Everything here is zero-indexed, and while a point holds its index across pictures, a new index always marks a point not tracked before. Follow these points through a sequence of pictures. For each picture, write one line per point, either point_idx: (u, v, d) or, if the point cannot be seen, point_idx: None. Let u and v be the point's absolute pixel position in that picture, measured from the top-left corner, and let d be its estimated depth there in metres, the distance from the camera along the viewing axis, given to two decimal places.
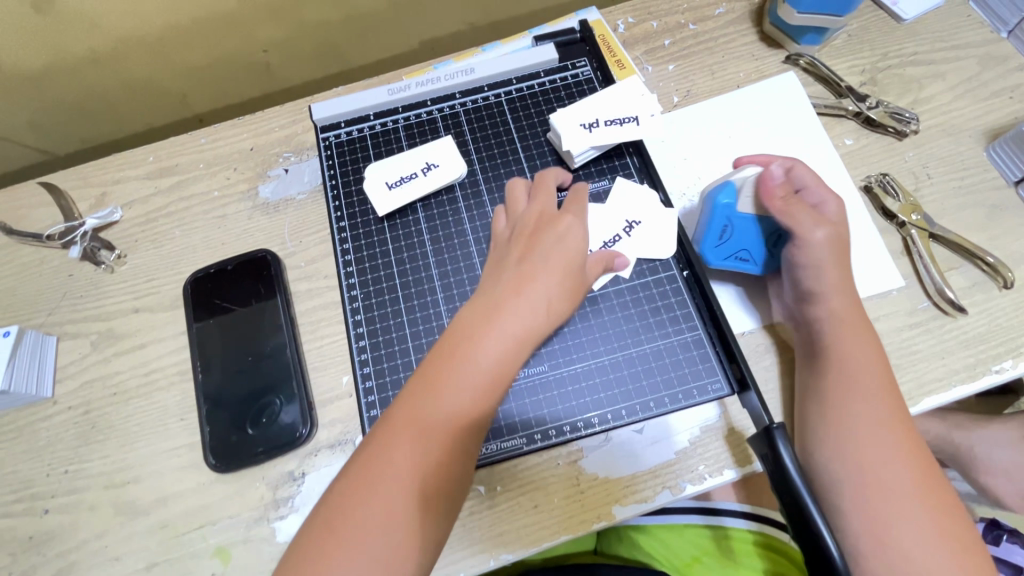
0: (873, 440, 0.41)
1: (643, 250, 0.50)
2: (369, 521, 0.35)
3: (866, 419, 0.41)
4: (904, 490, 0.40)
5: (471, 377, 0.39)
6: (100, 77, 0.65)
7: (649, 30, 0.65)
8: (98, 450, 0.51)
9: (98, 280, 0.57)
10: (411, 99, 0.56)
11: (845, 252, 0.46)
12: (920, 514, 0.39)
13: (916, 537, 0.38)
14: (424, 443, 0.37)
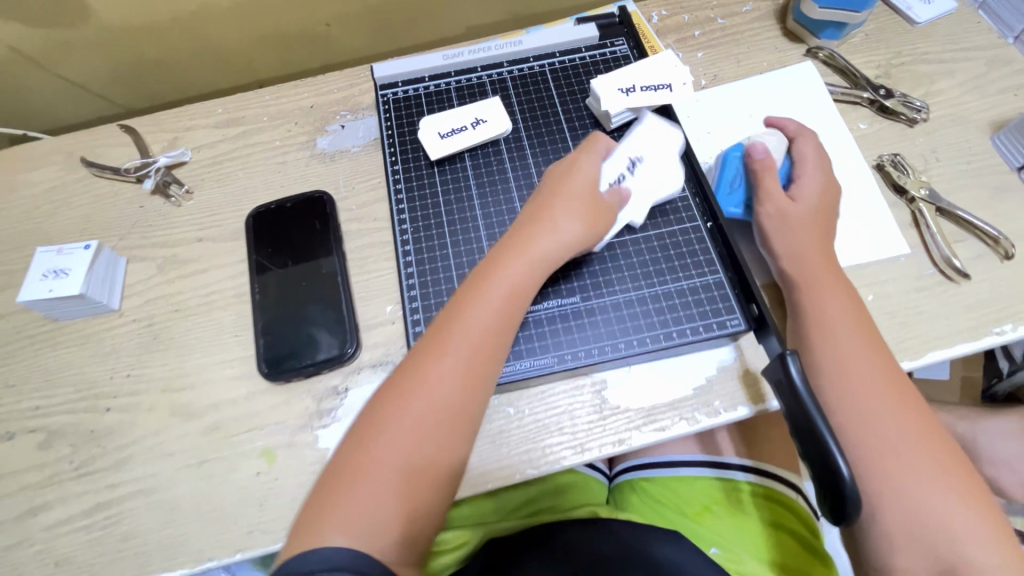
0: (860, 376, 0.44)
1: (646, 188, 0.53)
2: (370, 484, 0.39)
3: (852, 361, 0.45)
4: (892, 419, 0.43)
5: (465, 356, 0.43)
6: (180, 38, 0.72)
7: (681, 22, 0.71)
8: (158, 358, 0.55)
9: (166, 211, 0.63)
10: (463, 64, 0.62)
11: (801, 222, 0.50)
12: (908, 437, 0.42)
13: (908, 458, 0.42)
14: (423, 418, 0.41)
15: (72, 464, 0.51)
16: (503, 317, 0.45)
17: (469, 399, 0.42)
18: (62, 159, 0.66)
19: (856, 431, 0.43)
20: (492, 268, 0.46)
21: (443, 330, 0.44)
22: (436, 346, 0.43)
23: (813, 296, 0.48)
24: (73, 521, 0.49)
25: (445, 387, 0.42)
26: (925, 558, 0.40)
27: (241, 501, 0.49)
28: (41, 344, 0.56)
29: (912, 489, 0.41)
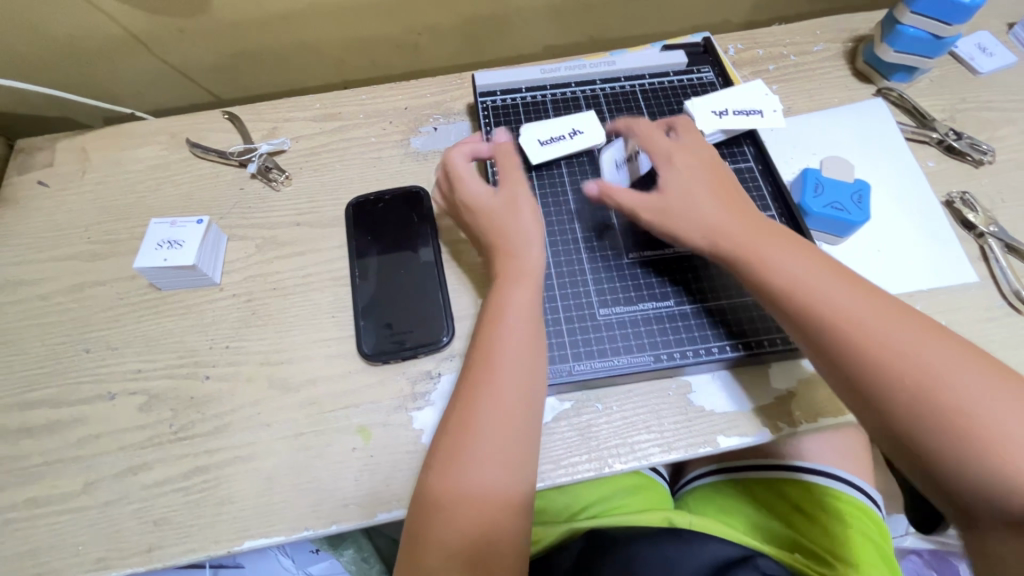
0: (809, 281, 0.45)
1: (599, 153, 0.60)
2: (447, 524, 0.42)
3: (811, 283, 0.45)
4: (877, 324, 0.42)
5: (494, 390, 0.45)
6: (283, 34, 0.76)
7: (755, 56, 0.75)
8: (257, 332, 0.57)
9: (265, 194, 0.65)
10: (559, 79, 0.66)
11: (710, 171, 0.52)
12: (896, 333, 0.42)
13: (910, 356, 0.41)
14: (477, 455, 0.43)
15: (172, 427, 0.53)
16: (526, 342, 0.48)
17: (512, 424, 0.45)
18: (166, 139, 0.70)
19: (836, 350, 0.43)
20: (505, 308, 0.49)
21: (470, 375, 0.47)
22: (465, 390, 0.46)
23: (740, 235, 0.48)
24: (171, 482, 0.50)
25: (485, 424, 0.44)
26: (964, 452, 0.38)
27: (338, 473, 0.50)
28: (145, 310, 0.58)
29: (918, 384, 0.40)
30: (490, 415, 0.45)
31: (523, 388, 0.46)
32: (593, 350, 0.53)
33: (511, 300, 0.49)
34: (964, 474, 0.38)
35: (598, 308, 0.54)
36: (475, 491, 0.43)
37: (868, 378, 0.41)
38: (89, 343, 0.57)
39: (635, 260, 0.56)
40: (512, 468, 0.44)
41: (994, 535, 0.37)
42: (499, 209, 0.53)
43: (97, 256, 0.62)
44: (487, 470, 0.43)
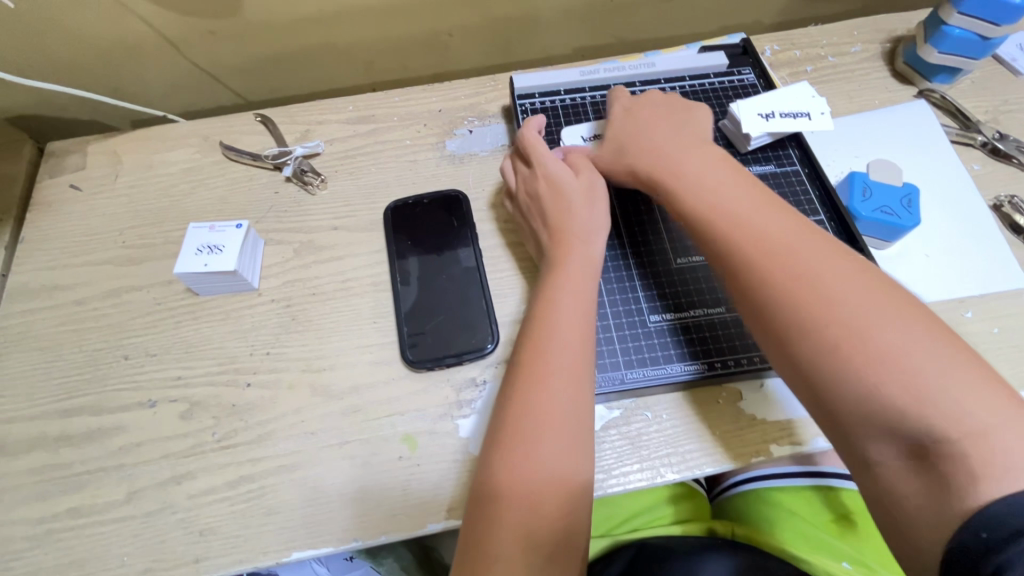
0: (739, 210, 0.46)
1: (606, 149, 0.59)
2: (528, 484, 0.41)
3: (742, 214, 0.45)
4: (800, 258, 0.42)
5: (566, 349, 0.46)
6: (314, 35, 0.75)
7: (792, 57, 0.74)
8: (297, 339, 0.56)
9: (301, 198, 0.65)
10: (598, 81, 0.65)
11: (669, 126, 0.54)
12: (814, 266, 0.42)
13: (822, 287, 0.40)
14: (554, 413, 0.43)
15: (214, 435, 0.52)
16: (590, 305, 0.49)
17: (583, 379, 0.45)
18: (198, 142, 0.69)
19: (754, 279, 0.43)
20: (569, 274, 0.50)
21: (533, 344, 0.46)
22: (534, 352, 0.46)
23: (680, 181, 0.49)
24: (216, 491, 0.50)
25: (554, 392, 0.44)
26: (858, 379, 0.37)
27: (384, 483, 0.50)
28: (184, 316, 0.58)
29: (825, 313, 0.39)
30: (557, 392, 0.44)
31: (589, 348, 0.47)
32: (644, 358, 0.52)
33: (571, 266, 0.50)
34: (858, 402, 0.37)
35: (648, 314, 0.54)
36: (553, 448, 0.42)
37: (777, 302, 0.41)
38: (127, 350, 0.56)
39: (684, 266, 0.56)
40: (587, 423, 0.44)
41: (890, 470, 0.36)
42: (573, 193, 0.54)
43: (133, 261, 0.61)
44: (559, 451, 0.42)
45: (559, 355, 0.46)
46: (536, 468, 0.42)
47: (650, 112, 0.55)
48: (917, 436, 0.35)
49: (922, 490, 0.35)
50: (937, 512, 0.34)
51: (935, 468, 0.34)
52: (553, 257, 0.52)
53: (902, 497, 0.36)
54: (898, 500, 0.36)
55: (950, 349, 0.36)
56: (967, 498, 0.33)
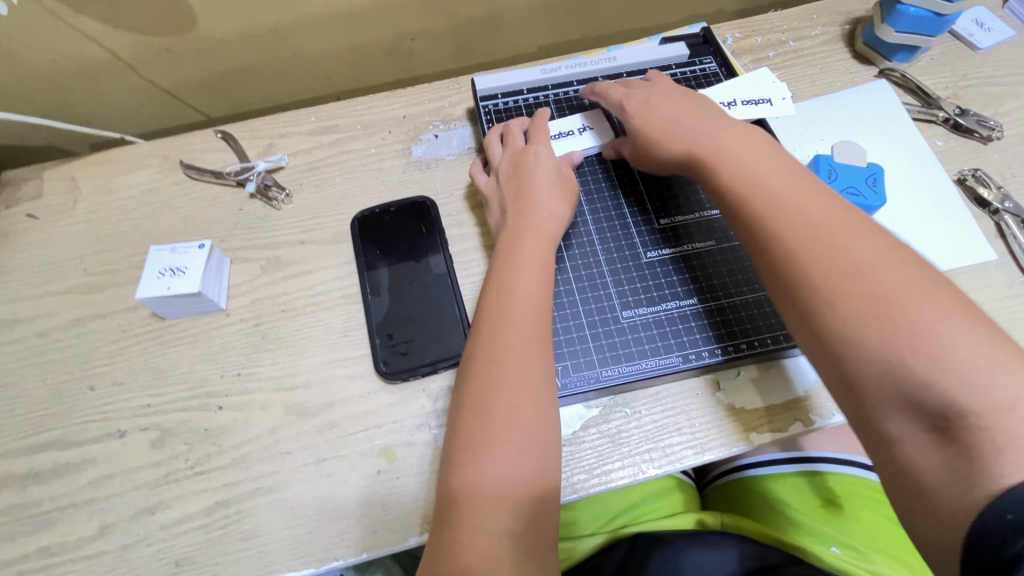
0: (766, 183, 0.45)
1: (582, 147, 0.60)
2: (486, 468, 0.41)
3: (767, 187, 0.45)
4: (836, 241, 0.41)
5: (510, 333, 0.46)
6: (272, 47, 0.74)
7: (754, 44, 0.75)
8: (269, 357, 0.55)
9: (266, 214, 0.64)
10: (560, 78, 0.65)
11: (689, 108, 0.54)
12: (837, 235, 0.41)
13: (857, 269, 0.39)
14: (504, 396, 0.43)
15: (187, 462, 0.51)
16: (539, 286, 0.49)
17: (533, 362, 0.45)
18: (158, 163, 0.67)
19: (777, 248, 0.43)
20: (517, 258, 0.50)
21: (483, 343, 0.46)
22: (482, 339, 0.46)
23: (705, 158, 0.49)
24: (192, 519, 0.48)
25: (507, 391, 0.43)
26: (891, 361, 0.36)
27: (364, 499, 0.49)
28: (150, 342, 0.56)
29: (848, 280, 0.39)
30: (508, 390, 0.44)
31: (539, 330, 0.47)
32: (619, 354, 0.52)
33: (519, 251, 0.50)
34: (883, 376, 0.36)
35: (620, 310, 0.54)
36: (505, 436, 0.42)
37: (800, 273, 0.41)
38: (93, 380, 0.55)
39: (654, 259, 0.56)
40: (542, 404, 0.44)
41: (910, 445, 0.36)
42: (536, 178, 0.55)
43: (95, 289, 0.60)
44: (511, 452, 0.42)
45: (509, 353, 0.45)
46: (489, 471, 0.41)
47: (670, 95, 0.55)
48: (941, 409, 0.34)
49: (941, 464, 0.34)
50: (959, 492, 0.33)
51: (958, 441, 0.34)
52: (502, 244, 0.52)
53: (922, 472, 0.35)
54: (915, 474, 0.36)
55: (978, 327, 0.36)
56: (990, 477, 0.32)
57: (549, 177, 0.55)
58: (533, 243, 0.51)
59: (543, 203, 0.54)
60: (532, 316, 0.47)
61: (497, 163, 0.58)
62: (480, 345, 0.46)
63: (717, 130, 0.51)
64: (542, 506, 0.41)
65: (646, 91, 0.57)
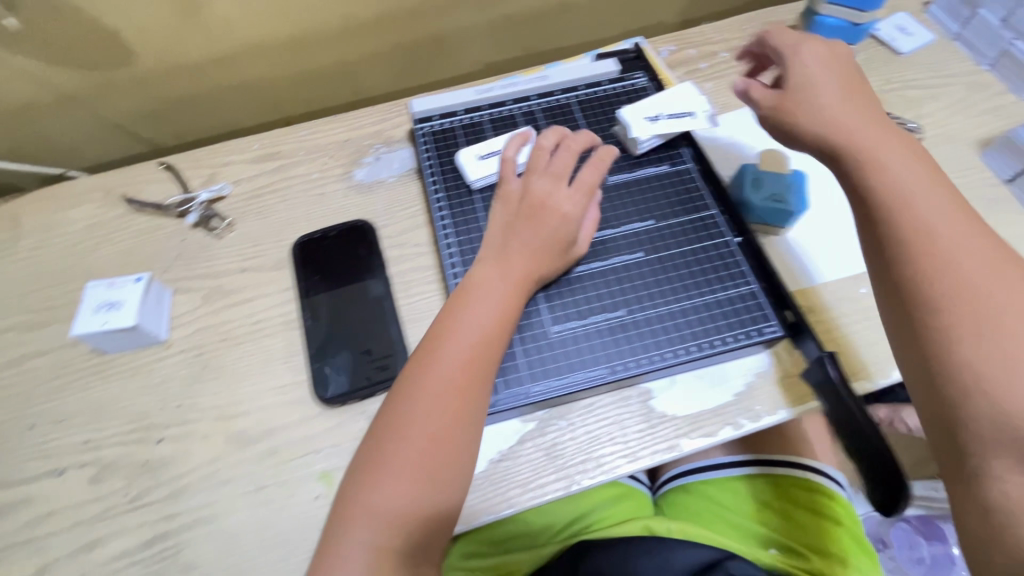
0: (914, 204, 0.44)
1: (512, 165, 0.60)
2: (385, 486, 0.44)
3: (926, 207, 0.44)
4: (963, 282, 0.40)
5: (444, 368, 0.47)
6: (215, 77, 0.75)
7: (687, 56, 0.77)
8: (210, 387, 0.56)
9: (209, 244, 0.64)
10: (495, 98, 0.66)
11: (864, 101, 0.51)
12: (976, 268, 0.41)
13: (992, 311, 0.39)
14: (422, 421, 0.45)
15: (127, 496, 0.51)
16: (488, 325, 0.49)
17: (466, 402, 0.46)
18: (101, 197, 0.68)
19: (917, 269, 0.42)
20: (472, 292, 0.51)
21: (420, 363, 0.48)
22: (418, 364, 0.48)
23: (874, 161, 0.47)
24: (131, 554, 0.49)
25: (429, 417, 0.46)
26: (1016, 406, 0.36)
27: (303, 524, 0.49)
28: (90, 377, 0.56)
29: (980, 315, 0.39)
30: (435, 415, 0.46)
31: (477, 362, 0.48)
32: (548, 369, 0.53)
33: (475, 281, 0.51)
34: (1000, 415, 0.37)
35: (549, 325, 0.54)
36: (414, 459, 0.44)
37: (925, 296, 0.41)
38: (33, 419, 0.55)
39: (584, 273, 0.55)
40: (461, 442, 0.46)
41: (1012, 485, 0.37)
42: (534, 206, 0.54)
43: (36, 326, 0.60)
44: (413, 475, 0.44)
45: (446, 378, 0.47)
46: (382, 492, 0.44)
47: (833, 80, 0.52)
48: None
49: None
50: None
51: None
52: (473, 268, 0.53)
53: (1019, 514, 0.36)
54: (1007, 509, 0.37)
55: None
56: None
57: (544, 206, 0.54)
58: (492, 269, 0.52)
59: (528, 240, 0.53)
60: (471, 347, 0.48)
61: (519, 182, 0.56)
62: (422, 361, 0.48)
63: (880, 133, 0.48)
64: (422, 532, 0.44)
65: (801, 72, 0.53)
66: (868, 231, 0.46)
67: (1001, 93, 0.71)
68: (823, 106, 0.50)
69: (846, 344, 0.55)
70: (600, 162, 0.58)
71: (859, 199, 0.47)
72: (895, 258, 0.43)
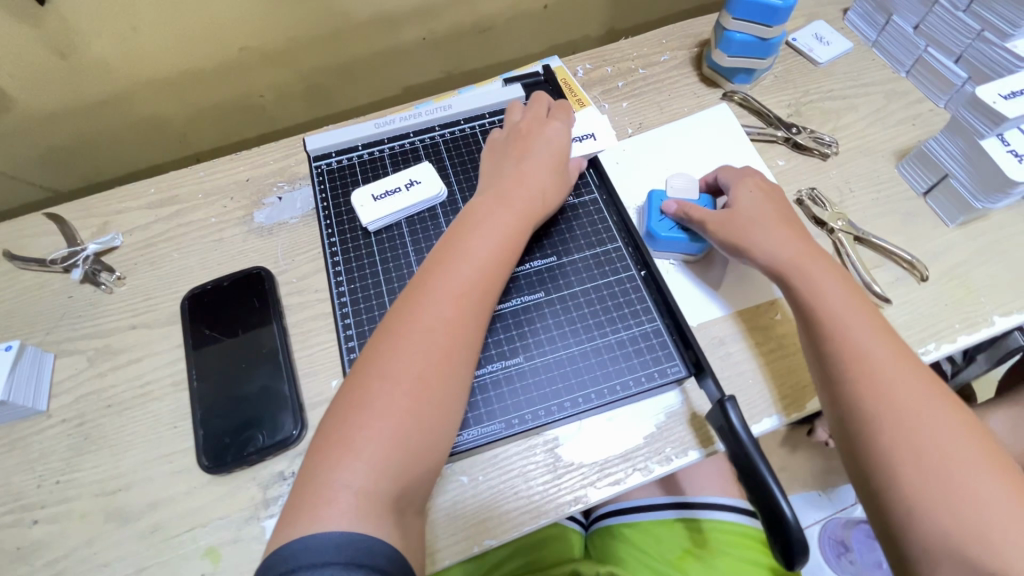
0: (846, 323, 0.46)
1: (410, 204, 0.58)
2: (376, 414, 0.42)
3: (850, 327, 0.46)
4: (892, 407, 0.42)
5: (444, 297, 0.46)
6: (109, 117, 0.71)
7: (604, 74, 0.74)
8: (91, 460, 0.52)
9: (97, 300, 0.60)
10: (395, 131, 0.63)
11: (782, 211, 0.54)
12: (902, 388, 0.43)
13: (921, 437, 0.41)
14: (413, 353, 0.44)
15: None
16: (488, 257, 0.49)
17: (465, 330, 0.46)
18: None
19: (848, 391, 0.44)
20: (473, 227, 0.50)
21: (407, 302, 0.47)
22: (416, 292, 0.47)
23: (815, 283, 0.49)
24: None
25: (420, 347, 0.44)
26: (951, 517, 0.39)
27: None
28: None
29: (907, 437, 0.41)
30: (436, 341, 0.44)
31: (480, 292, 0.47)
32: None
33: (477, 212, 0.52)
34: (940, 542, 0.38)
35: None
36: (403, 391, 0.43)
37: (860, 418, 0.43)
38: None
39: None
40: (462, 367, 0.45)
41: None
42: (519, 149, 0.57)
43: None
44: (402, 406, 0.42)
45: (447, 302, 0.46)
46: (363, 436, 0.41)
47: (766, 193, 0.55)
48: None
49: None
50: None
51: None
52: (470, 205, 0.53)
53: None
54: None
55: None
56: None
57: (531, 148, 0.57)
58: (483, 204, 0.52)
59: (536, 177, 0.55)
60: (468, 278, 0.47)
61: (503, 134, 0.59)
62: (414, 294, 0.47)
63: (813, 255, 0.51)
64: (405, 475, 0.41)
65: (740, 186, 0.56)
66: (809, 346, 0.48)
67: (918, 101, 0.70)
68: (766, 224, 0.53)
69: (757, 376, 0.53)
70: (559, 109, 0.62)
71: (800, 311, 0.49)
72: (838, 381, 0.45)
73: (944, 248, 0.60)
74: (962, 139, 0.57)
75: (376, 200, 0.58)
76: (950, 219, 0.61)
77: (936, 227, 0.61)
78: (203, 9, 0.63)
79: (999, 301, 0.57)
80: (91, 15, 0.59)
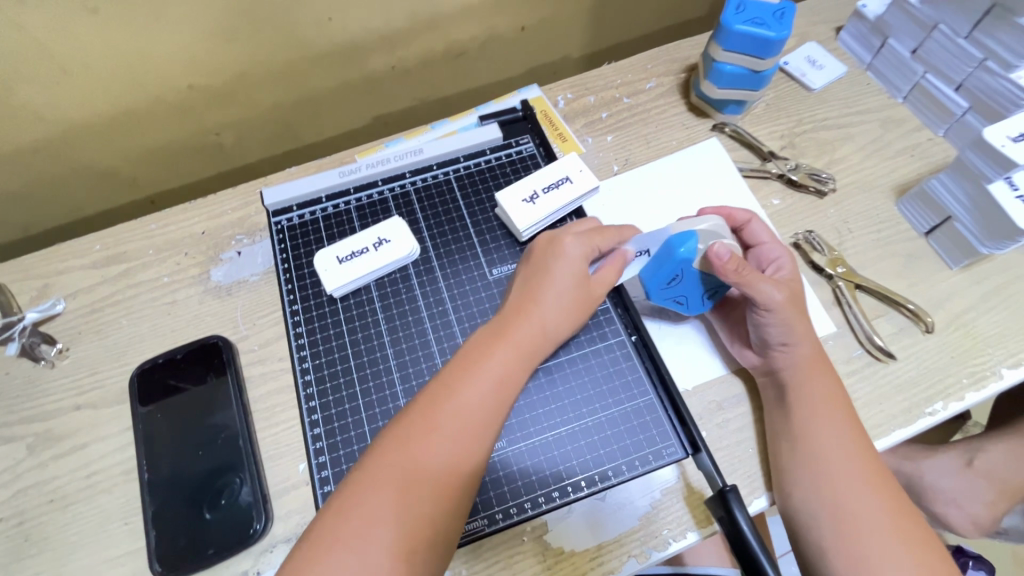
0: (818, 430, 0.46)
1: (382, 264, 0.55)
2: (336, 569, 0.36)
3: (826, 434, 0.46)
4: (846, 518, 0.44)
5: (439, 438, 0.41)
6: (47, 165, 0.65)
7: (587, 104, 0.68)
8: (31, 565, 0.47)
9: (37, 377, 0.55)
10: (361, 180, 0.61)
11: (799, 310, 0.50)
12: (861, 500, 0.44)
13: (874, 558, 0.42)
14: (387, 499, 0.38)
15: None
16: (489, 398, 0.43)
17: (455, 481, 0.40)
18: None
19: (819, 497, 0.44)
20: (474, 359, 0.45)
21: (397, 435, 0.41)
22: (407, 428, 0.41)
23: (798, 387, 0.48)
24: None
25: (398, 492, 0.39)
26: None
27: None
28: None
29: (862, 550, 0.43)
30: (420, 498, 0.39)
31: (478, 437, 0.42)
32: None
33: (485, 340, 0.46)
34: None
35: None
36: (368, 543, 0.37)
37: (824, 524, 0.44)
38: None
39: None
40: (447, 521, 0.40)
41: None
42: (542, 268, 0.50)
43: None
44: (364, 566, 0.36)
45: (444, 451, 0.41)
46: None
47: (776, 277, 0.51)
48: None
49: None
50: None
51: None
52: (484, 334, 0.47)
53: None
54: None
55: None
56: None
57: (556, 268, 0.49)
58: (492, 332, 0.47)
59: (554, 301, 0.48)
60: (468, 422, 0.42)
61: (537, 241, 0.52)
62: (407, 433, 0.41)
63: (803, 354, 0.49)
64: None
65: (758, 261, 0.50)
66: (779, 447, 0.47)
67: (916, 129, 0.66)
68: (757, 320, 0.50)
69: (758, 444, 0.49)
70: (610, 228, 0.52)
71: (779, 415, 0.48)
72: (805, 484, 0.45)
73: (947, 294, 0.56)
74: (966, 182, 0.53)
75: (340, 263, 0.55)
76: (954, 262, 0.57)
77: (939, 270, 0.58)
78: (141, 48, 0.57)
79: (1008, 351, 0.54)
80: (10, 61, 0.52)
